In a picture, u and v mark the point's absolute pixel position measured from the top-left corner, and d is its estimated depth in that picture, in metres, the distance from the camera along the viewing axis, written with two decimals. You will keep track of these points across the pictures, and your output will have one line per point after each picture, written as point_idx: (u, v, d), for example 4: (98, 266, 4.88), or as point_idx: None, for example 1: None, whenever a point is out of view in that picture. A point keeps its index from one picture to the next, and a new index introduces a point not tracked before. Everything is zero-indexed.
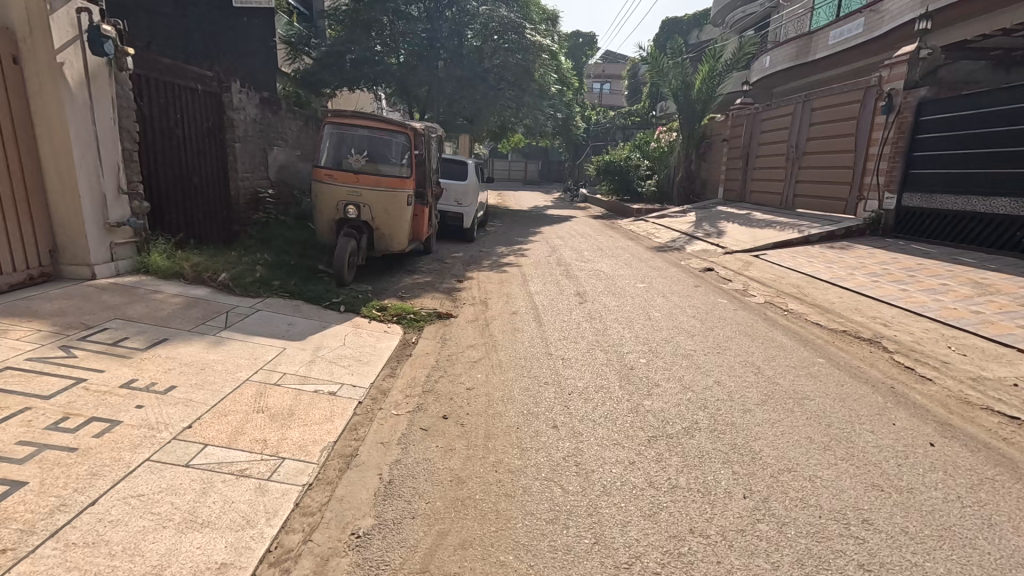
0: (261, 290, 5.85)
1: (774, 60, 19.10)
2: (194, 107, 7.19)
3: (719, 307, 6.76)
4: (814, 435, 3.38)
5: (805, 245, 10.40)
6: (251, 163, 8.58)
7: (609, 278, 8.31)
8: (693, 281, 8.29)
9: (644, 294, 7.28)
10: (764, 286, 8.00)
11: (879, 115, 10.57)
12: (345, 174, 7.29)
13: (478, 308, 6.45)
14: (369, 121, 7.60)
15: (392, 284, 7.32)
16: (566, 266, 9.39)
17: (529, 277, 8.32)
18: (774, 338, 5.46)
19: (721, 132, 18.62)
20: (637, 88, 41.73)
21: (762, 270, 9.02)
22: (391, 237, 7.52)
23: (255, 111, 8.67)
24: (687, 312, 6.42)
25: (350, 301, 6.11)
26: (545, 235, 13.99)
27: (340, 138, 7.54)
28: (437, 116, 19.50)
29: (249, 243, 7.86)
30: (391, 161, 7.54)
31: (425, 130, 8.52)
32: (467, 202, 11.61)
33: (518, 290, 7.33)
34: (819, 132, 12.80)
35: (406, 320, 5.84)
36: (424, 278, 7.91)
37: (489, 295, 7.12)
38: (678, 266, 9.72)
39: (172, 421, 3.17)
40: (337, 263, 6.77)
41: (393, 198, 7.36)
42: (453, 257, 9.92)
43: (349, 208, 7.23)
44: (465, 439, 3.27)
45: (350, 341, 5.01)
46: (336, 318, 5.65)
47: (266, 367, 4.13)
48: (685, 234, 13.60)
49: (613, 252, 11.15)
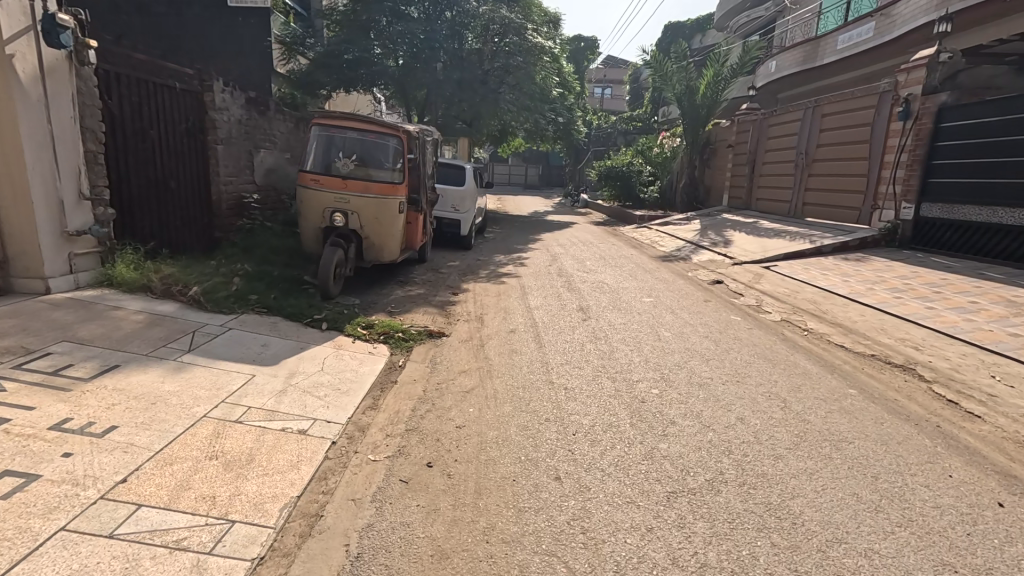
0: (236, 306, 5.35)
1: (780, 64, 18.73)
2: (172, 107, 6.70)
3: (733, 324, 6.28)
4: (861, 492, 2.88)
5: (818, 257, 9.92)
6: (235, 166, 8.10)
7: (613, 291, 7.84)
8: (702, 295, 7.82)
9: (651, 309, 6.81)
10: (779, 301, 7.52)
11: (896, 121, 10.11)
12: (332, 179, 6.80)
13: (474, 325, 5.96)
14: (360, 123, 7.13)
15: (381, 297, 6.84)
16: (568, 277, 8.90)
17: (529, 289, 7.84)
18: (797, 363, 4.98)
19: (726, 138, 18.18)
20: (638, 93, 41.42)
21: (774, 283, 8.54)
22: (381, 246, 7.03)
23: (241, 112, 8.22)
24: (698, 330, 5.94)
25: (334, 318, 5.61)
26: (546, 242, 13.52)
27: (327, 141, 7.06)
28: (436, 119, 19.09)
29: (230, 252, 7.38)
30: (382, 164, 7.06)
31: (420, 132, 8.04)
32: (464, 208, 11.14)
33: (516, 305, 6.84)
34: (829, 139, 12.35)
35: (393, 339, 5.34)
36: (416, 290, 7.42)
37: (486, 310, 6.64)
38: (685, 278, 9.24)
39: (104, 474, 2.67)
40: (322, 275, 6.30)
41: (383, 205, 6.87)
42: (449, 266, 9.44)
43: (336, 215, 6.74)
44: (452, 497, 2.78)
45: (329, 366, 4.51)
46: (317, 337, 5.15)
47: (229, 400, 3.62)
48: (690, 242, 13.13)
49: (617, 261, 10.69)
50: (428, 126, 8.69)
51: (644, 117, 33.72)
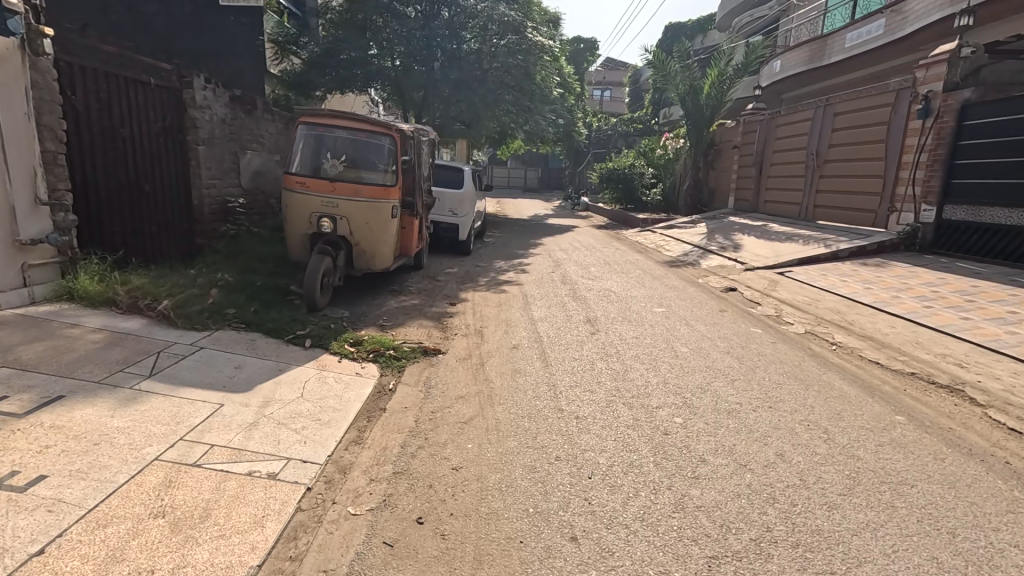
0: (211, 321, 4.85)
1: (786, 64, 18.30)
2: (145, 105, 6.21)
3: (754, 337, 5.80)
4: (940, 557, 2.39)
5: (835, 262, 9.44)
6: (218, 169, 7.61)
7: (622, 300, 7.36)
8: (717, 304, 7.34)
9: (665, 321, 6.32)
10: (799, 310, 7.03)
11: (915, 120, 9.65)
12: (320, 182, 6.29)
13: (473, 340, 5.47)
14: (349, 121, 6.64)
15: (373, 308, 6.34)
16: (572, 284, 8.40)
17: (532, 298, 7.35)
18: (832, 383, 4.49)
19: (731, 139, 17.73)
20: (638, 94, 41.07)
21: (791, 290, 8.05)
22: (372, 253, 6.53)
23: (225, 112, 7.74)
24: (718, 345, 5.45)
25: (319, 333, 5.11)
26: (548, 247, 13.05)
27: (314, 140, 6.55)
28: (433, 121, 18.65)
29: (211, 261, 6.88)
30: (374, 166, 6.58)
31: (415, 131, 7.59)
32: (463, 212, 10.65)
33: (519, 317, 6.34)
34: (842, 139, 11.89)
35: (384, 358, 4.84)
36: (411, 300, 6.93)
37: (486, 322, 6.15)
38: (696, 285, 8.75)
39: (16, 544, 2.17)
40: (307, 285, 5.80)
41: (375, 209, 6.39)
42: (447, 273, 8.94)
43: (323, 221, 6.24)
44: (446, 567, 2.29)
45: (310, 391, 4.01)
46: (298, 356, 4.65)
47: (189, 438, 3.12)
48: (698, 247, 12.65)
49: (622, 267, 10.21)
50: (423, 126, 8.22)
51: (644, 119, 33.36)
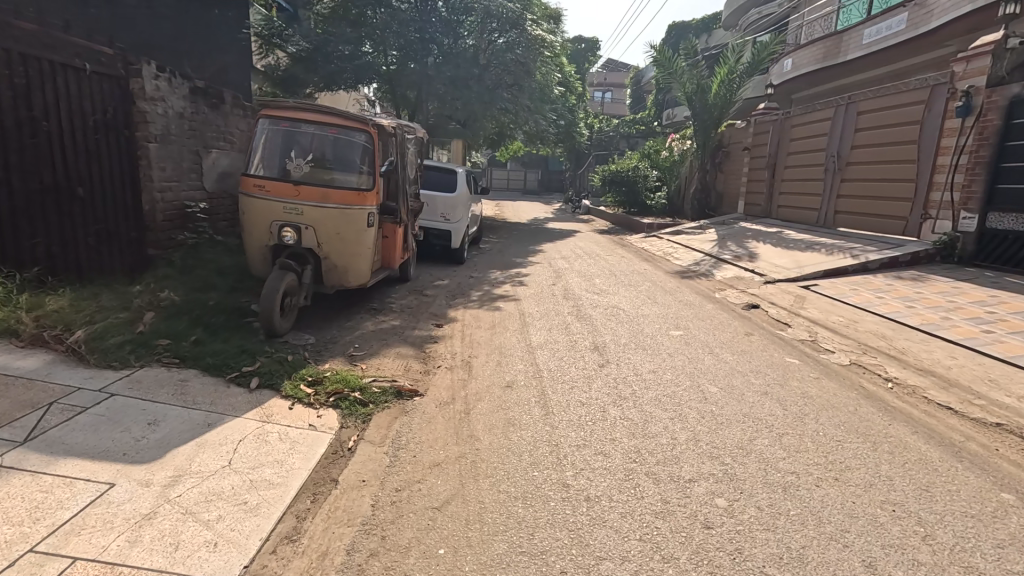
0: (134, 356, 3.95)
1: (798, 62, 17.42)
2: (77, 93, 5.32)
3: (794, 370, 4.90)
4: None
5: (865, 275, 8.55)
6: (175, 169, 6.71)
7: (633, 321, 6.45)
8: (742, 326, 6.44)
9: (684, 348, 5.44)
10: (836, 332, 6.15)
11: (952, 119, 8.79)
12: (282, 185, 5.37)
13: (459, 375, 4.56)
14: (318, 115, 5.72)
15: (344, 333, 5.44)
16: (576, 300, 7.48)
17: (530, 319, 6.45)
18: (905, 440, 3.59)
19: (741, 140, 16.86)
20: (639, 96, 40.23)
21: (821, 308, 7.17)
22: (345, 268, 5.62)
23: (184, 105, 6.85)
24: (754, 382, 4.56)
25: (271, 369, 4.20)
26: (548, 255, 12.14)
27: (277, 136, 5.62)
28: (428, 120, 17.77)
29: (162, 276, 5.98)
30: (347, 167, 5.68)
31: (397, 127, 6.69)
32: (456, 217, 9.76)
33: (515, 343, 5.44)
34: (866, 139, 11.01)
35: (347, 403, 3.94)
36: (390, 321, 6.03)
37: (476, 350, 5.24)
38: (714, 301, 7.87)
39: None
40: (264, 308, 4.90)
41: (347, 217, 5.47)
42: (437, 286, 8.05)
43: (285, 231, 5.31)
44: None
45: (240, 458, 3.09)
46: (240, 403, 3.74)
47: (44, 550, 2.22)
48: (709, 255, 11.77)
49: (630, 279, 9.34)
50: (409, 123, 7.34)
51: (647, 120, 32.57)
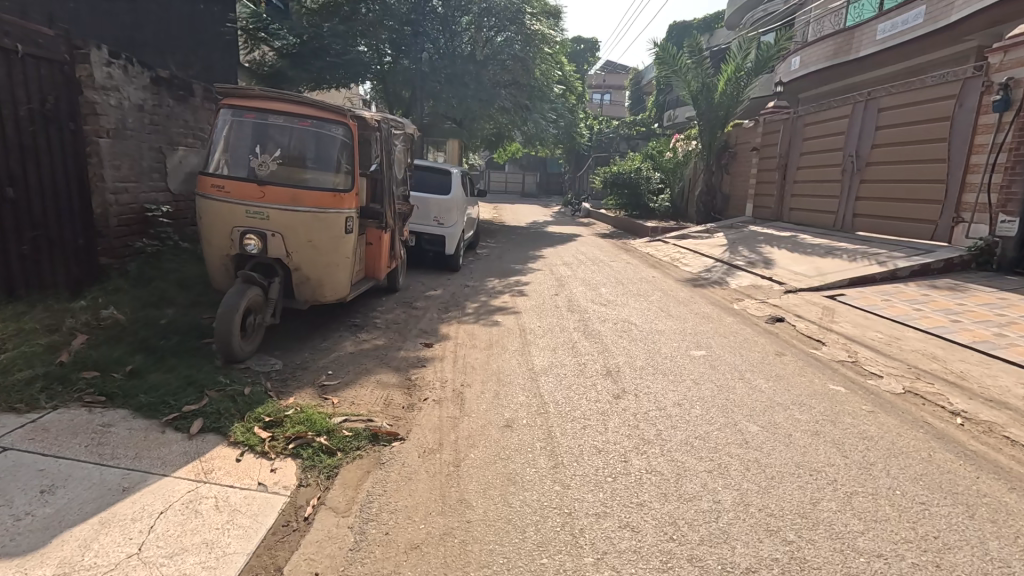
0: (46, 398, 3.25)
1: (808, 59, 16.79)
2: (5, 77, 4.54)
3: (842, 401, 4.19)
4: None
5: (895, 284, 7.87)
6: (132, 168, 5.98)
7: (647, 338, 5.74)
8: (770, 343, 5.72)
9: (710, 374, 4.73)
10: (878, 351, 5.44)
11: (988, 114, 8.13)
12: (244, 185, 4.59)
13: (449, 411, 3.83)
14: (288, 105, 4.95)
15: (317, 357, 4.70)
16: (582, 314, 6.75)
17: (531, 336, 5.73)
18: (1004, 501, 2.87)
19: (749, 140, 16.20)
20: (639, 97, 39.68)
21: (853, 322, 6.48)
22: (319, 282, 4.89)
23: (144, 97, 6.12)
24: (801, 418, 3.84)
25: (218, 408, 3.45)
26: (549, 261, 11.43)
27: (240, 129, 4.85)
28: (423, 120, 17.05)
29: (112, 289, 5.24)
30: (321, 165, 4.94)
31: (382, 121, 5.97)
32: (450, 221, 9.03)
33: (515, 368, 4.71)
34: (888, 138, 10.33)
35: (311, 452, 3.21)
36: (373, 339, 5.30)
37: (470, 377, 4.52)
38: (734, 313, 7.15)
39: None
40: (222, 328, 4.19)
41: (321, 223, 4.73)
42: (429, 297, 7.33)
43: (248, 240, 4.55)
44: None
45: (155, 541, 2.33)
46: (173, 453, 3.00)
47: None
48: (721, 261, 11.07)
49: (639, 288, 8.62)
50: (398, 118, 6.63)
51: (648, 122, 32.02)
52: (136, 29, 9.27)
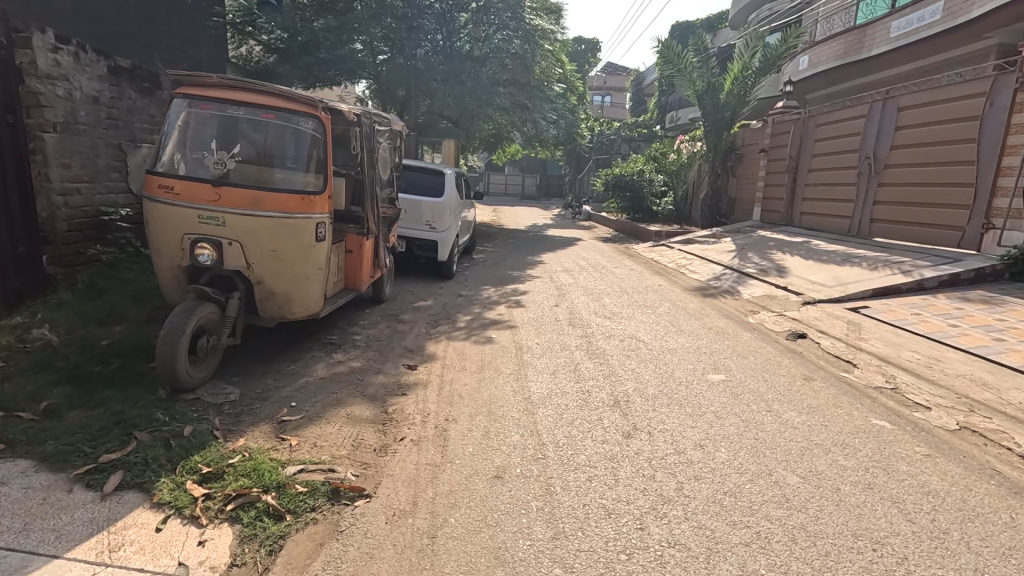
0: None
1: (816, 58, 16.25)
2: None
3: (890, 441, 3.58)
4: None
5: (923, 295, 7.28)
6: (86, 167, 5.39)
7: (657, 358, 5.15)
8: (795, 365, 5.11)
9: (733, 405, 4.11)
10: (918, 375, 4.83)
11: (1021, 113, 7.58)
12: (196, 186, 3.97)
13: (429, 455, 3.22)
14: (249, 95, 4.34)
15: (280, 385, 4.08)
16: (585, 328, 6.15)
17: (528, 356, 5.13)
18: None
19: (756, 142, 15.63)
20: (640, 98, 39.28)
21: (883, 339, 5.89)
22: (285, 297, 4.28)
23: (99, 88, 5.53)
24: (847, 466, 3.23)
25: (146, 457, 2.85)
26: (548, 267, 10.83)
27: (193, 122, 4.22)
28: (418, 119, 16.48)
29: (54, 303, 4.64)
30: (288, 163, 4.32)
31: (362, 115, 5.36)
32: (443, 224, 8.43)
33: (509, 397, 4.11)
34: (908, 138, 9.75)
35: (253, 515, 2.60)
36: (349, 361, 4.69)
37: (456, 408, 3.91)
38: (750, 328, 6.55)
39: None
40: (164, 354, 3.58)
41: (286, 230, 4.11)
42: (418, 308, 6.73)
43: (200, 249, 3.93)
44: None
45: None
46: (77, 522, 2.41)
47: None
48: (730, 268, 10.47)
49: (645, 299, 8.03)
50: (383, 114, 6.05)
51: (649, 125, 32.18)
52: (120, 26, 8.66)
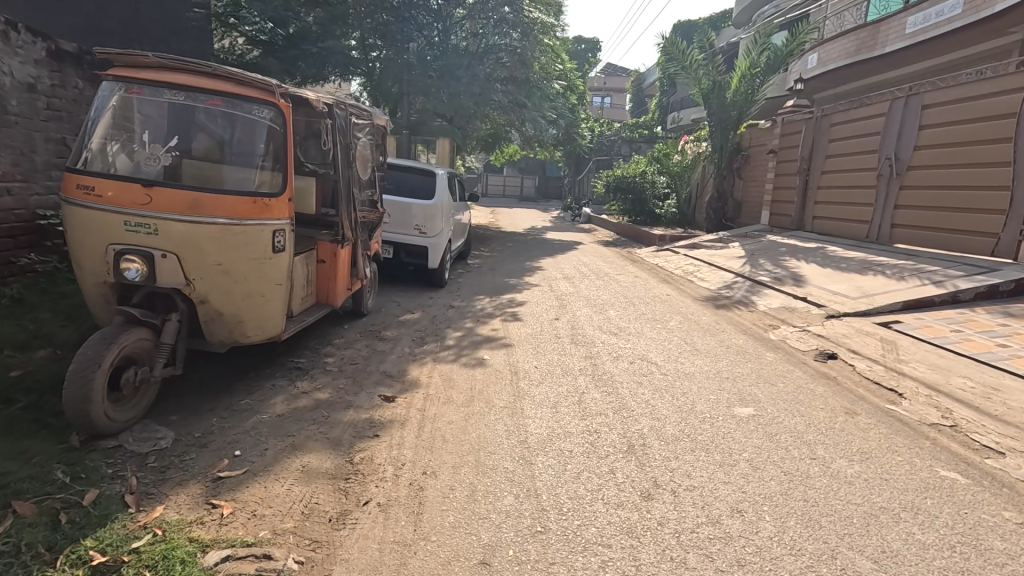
0: None
1: (827, 56, 15.60)
2: None
3: (969, 504, 2.91)
4: None
5: (959, 309, 6.62)
6: (19, 164, 4.71)
7: (673, 386, 4.47)
8: (833, 395, 4.43)
9: (770, 450, 3.43)
10: (980, 408, 4.15)
11: None
12: (121, 185, 3.29)
13: (398, 531, 2.52)
14: (188, 76, 3.61)
15: (226, 425, 3.39)
16: (589, 347, 5.46)
17: (526, 383, 4.44)
18: None
19: (765, 143, 14.98)
20: (640, 99, 38.73)
21: (925, 360, 5.22)
22: (235, 319, 3.60)
23: (36, 74, 4.87)
24: (926, 542, 2.56)
25: (18, 546, 2.16)
26: (547, 274, 10.14)
27: (122, 110, 3.52)
28: (411, 117, 15.80)
29: None
30: (237, 159, 3.63)
31: (334, 104, 4.68)
32: (434, 229, 7.75)
33: (502, 441, 3.42)
34: (933, 138, 9.11)
35: None
36: (314, 393, 3.99)
37: (438, 456, 3.22)
38: (773, 346, 5.88)
39: None
40: (71, 394, 2.90)
41: (233, 239, 3.43)
42: (403, 323, 6.04)
43: (125, 263, 3.25)
44: None
45: None
46: None
47: None
48: (742, 275, 9.81)
49: (654, 311, 7.36)
50: (361, 106, 5.40)
51: (650, 126, 31.66)
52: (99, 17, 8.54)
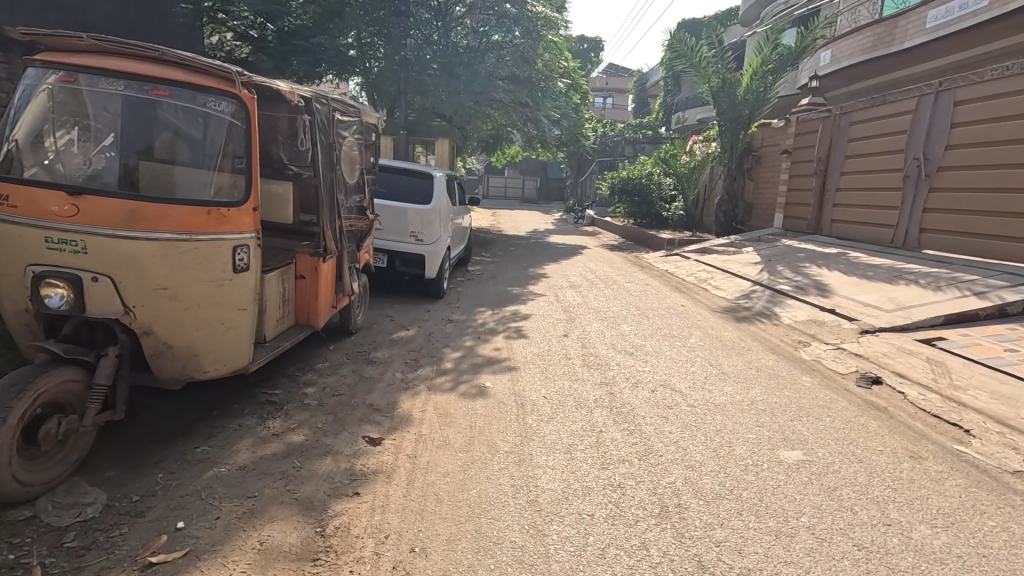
0: None
1: (842, 52, 14.96)
2: None
3: None
4: None
5: (1007, 324, 6.02)
6: None
7: (703, 421, 3.88)
8: (890, 432, 3.83)
9: (834, 512, 2.83)
10: None
11: None
12: (43, 195, 2.70)
13: None
14: (127, 64, 2.99)
15: (173, 483, 2.79)
16: (603, 371, 4.86)
17: (534, 419, 3.84)
18: None
19: (778, 142, 14.36)
20: (644, 99, 38.19)
21: (983, 386, 4.62)
22: (186, 352, 3.00)
23: None
24: None
25: None
26: (552, 282, 9.54)
27: (47, 105, 2.92)
28: (409, 117, 15.26)
29: None
30: (186, 162, 3.02)
31: (313, 98, 4.08)
32: (430, 235, 7.16)
33: (507, 500, 2.82)
34: (966, 136, 8.48)
35: None
36: (285, 435, 3.39)
37: (428, 525, 2.60)
38: (806, 367, 5.27)
39: None
40: None
41: (180, 258, 2.83)
42: (395, 342, 5.44)
43: (47, 290, 2.66)
44: None
45: None
46: None
47: None
48: (760, 283, 9.21)
49: (670, 325, 6.77)
50: (347, 101, 4.82)
51: (654, 126, 31.06)
52: None
